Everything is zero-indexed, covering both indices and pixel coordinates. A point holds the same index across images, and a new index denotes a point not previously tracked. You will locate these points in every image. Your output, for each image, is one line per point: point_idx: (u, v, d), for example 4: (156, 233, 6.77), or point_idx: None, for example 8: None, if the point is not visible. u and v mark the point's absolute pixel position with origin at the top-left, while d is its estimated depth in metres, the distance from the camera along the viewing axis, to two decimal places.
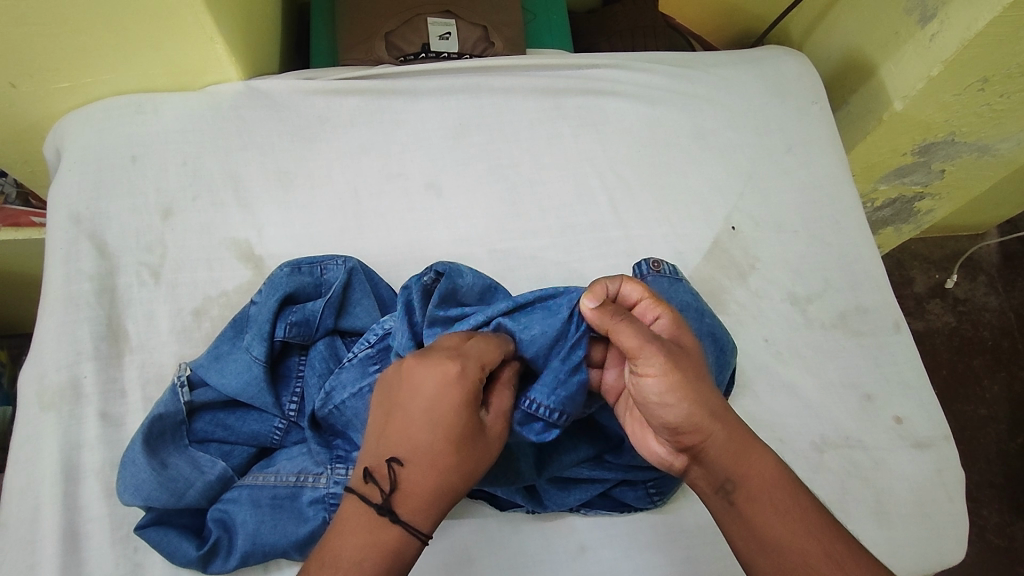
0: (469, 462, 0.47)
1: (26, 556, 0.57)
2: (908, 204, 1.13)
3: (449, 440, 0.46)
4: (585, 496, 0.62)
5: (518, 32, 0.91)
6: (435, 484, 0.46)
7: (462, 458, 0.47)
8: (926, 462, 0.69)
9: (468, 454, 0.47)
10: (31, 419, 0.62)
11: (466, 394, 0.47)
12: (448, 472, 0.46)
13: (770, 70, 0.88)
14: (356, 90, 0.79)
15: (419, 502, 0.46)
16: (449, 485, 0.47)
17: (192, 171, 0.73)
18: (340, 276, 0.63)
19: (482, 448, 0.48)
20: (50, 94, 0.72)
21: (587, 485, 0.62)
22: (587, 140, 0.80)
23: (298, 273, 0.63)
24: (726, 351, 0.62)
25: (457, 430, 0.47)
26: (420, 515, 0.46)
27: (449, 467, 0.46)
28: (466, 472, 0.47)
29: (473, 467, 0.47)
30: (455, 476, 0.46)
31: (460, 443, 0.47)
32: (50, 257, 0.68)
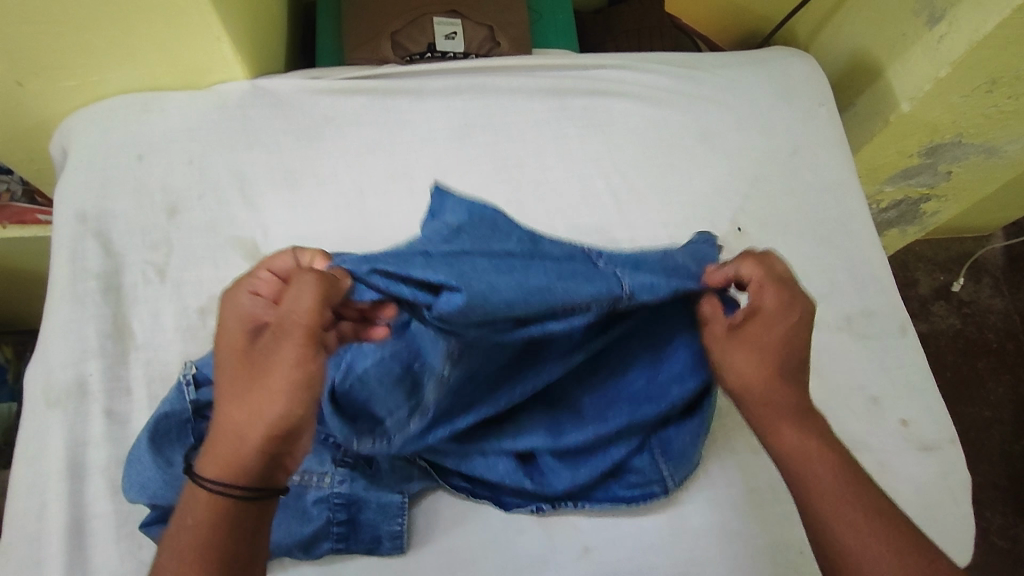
0: (240, 389, 0.47)
1: (32, 553, 0.57)
2: (913, 206, 1.13)
3: (227, 371, 0.48)
4: (598, 468, 0.62)
5: (524, 32, 0.91)
6: (218, 429, 0.47)
7: (233, 388, 0.47)
8: (932, 465, 0.68)
9: (236, 380, 0.47)
10: (37, 416, 0.62)
11: (229, 324, 0.50)
12: (226, 415, 0.46)
13: (776, 71, 0.87)
14: (362, 90, 0.79)
15: (213, 450, 0.47)
16: (229, 419, 0.46)
17: (198, 170, 0.73)
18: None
19: (245, 375, 0.47)
20: (57, 93, 0.73)
21: (598, 458, 0.62)
22: (593, 141, 0.80)
23: None
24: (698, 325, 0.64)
25: (232, 357, 0.48)
26: (211, 460, 0.47)
27: (229, 398, 0.47)
28: (246, 401, 0.46)
29: (245, 398, 0.46)
30: (229, 406, 0.47)
31: (232, 371, 0.47)
32: (56, 255, 0.68)
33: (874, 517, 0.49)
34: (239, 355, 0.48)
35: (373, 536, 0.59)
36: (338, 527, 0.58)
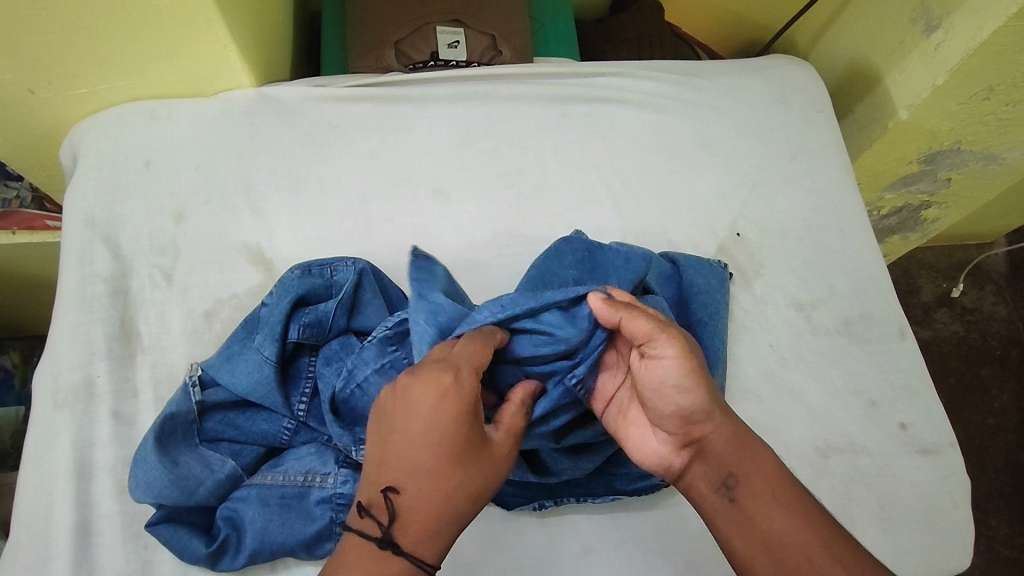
0: (471, 481, 0.46)
1: (39, 552, 0.58)
2: (914, 213, 1.13)
3: (462, 460, 0.46)
4: (596, 461, 0.62)
5: (526, 40, 0.92)
6: (434, 511, 0.45)
7: (459, 476, 0.46)
8: (931, 469, 0.68)
9: (470, 473, 0.46)
10: (45, 417, 0.63)
11: (470, 408, 0.47)
12: (446, 496, 0.45)
13: (774, 78, 0.88)
14: (366, 98, 0.80)
15: (420, 532, 0.45)
16: (456, 505, 0.46)
17: (205, 176, 0.74)
18: (350, 277, 0.64)
19: (479, 461, 0.47)
20: (68, 100, 0.74)
21: (596, 452, 0.62)
22: (593, 147, 0.81)
23: (309, 275, 0.64)
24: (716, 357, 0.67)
25: (426, 432, 0.46)
26: (428, 543, 0.45)
27: (455, 487, 0.46)
28: (477, 493, 0.47)
29: (483, 490, 0.47)
30: (460, 493, 0.46)
31: (462, 463, 0.46)
32: (65, 259, 0.69)
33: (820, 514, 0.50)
34: (471, 443, 0.47)
35: None
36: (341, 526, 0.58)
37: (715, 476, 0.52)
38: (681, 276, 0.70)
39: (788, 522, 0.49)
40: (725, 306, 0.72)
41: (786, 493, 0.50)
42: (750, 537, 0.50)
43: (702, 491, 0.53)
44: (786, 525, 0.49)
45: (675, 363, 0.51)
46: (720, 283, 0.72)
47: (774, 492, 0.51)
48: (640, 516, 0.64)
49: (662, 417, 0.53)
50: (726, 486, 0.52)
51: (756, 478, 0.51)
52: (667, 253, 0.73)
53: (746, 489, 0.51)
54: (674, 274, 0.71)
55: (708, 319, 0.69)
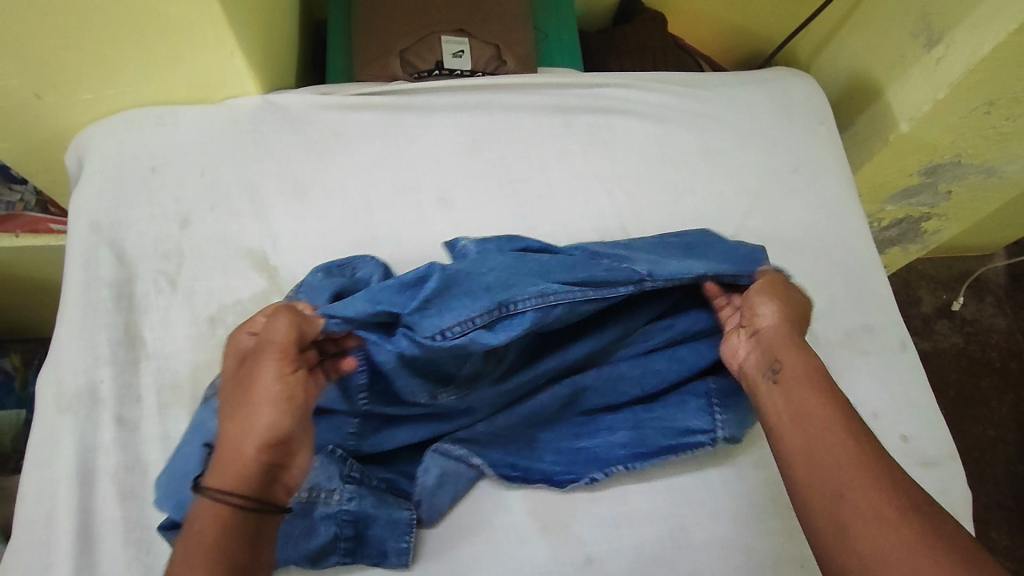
0: (229, 408, 0.52)
1: (40, 557, 0.58)
2: (914, 224, 1.14)
3: (223, 398, 0.54)
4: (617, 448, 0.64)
5: (529, 50, 0.93)
6: (222, 447, 0.51)
7: (224, 406, 0.53)
8: (933, 481, 0.68)
9: (229, 400, 0.53)
10: (48, 421, 0.63)
11: (229, 359, 0.57)
12: (227, 431, 0.51)
13: (776, 91, 0.89)
14: (372, 106, 0.81)
15: (212, 466, 0.50)
16: (222, 433, 0.51)
17: (210, 182, 0.75)
18: (374, 271, 0.67)
19: (234, 393, 0.53)
20: (75, 105, 0.75)
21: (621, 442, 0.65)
22: (596, 157, 0.82)
23: (332, 275, 0.66)
24: None
25: (230, 385, 0.54)
26: (211, 473, 0.50)
27: (221, 419, 0.52)
28: (233, 416, 0.51)
29: (240, 414, 0.51)
30: (226, 421, 0.52)
31: (225, 397, 0.54)
32: (70, 264, 0.70)
33: (896, 491, 0.47)
34: (230, 381, 0.54)
35: (379, 551, 0.58)
36: (344, 542, 0.58)
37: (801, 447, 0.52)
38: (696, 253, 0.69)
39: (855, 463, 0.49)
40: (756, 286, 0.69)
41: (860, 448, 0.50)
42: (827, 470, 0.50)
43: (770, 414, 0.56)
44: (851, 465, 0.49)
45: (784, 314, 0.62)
46: (752, 261, 0.68)
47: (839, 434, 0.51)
48: (644, 527, 0.63)
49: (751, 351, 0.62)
50: (773, 373, 0.58)
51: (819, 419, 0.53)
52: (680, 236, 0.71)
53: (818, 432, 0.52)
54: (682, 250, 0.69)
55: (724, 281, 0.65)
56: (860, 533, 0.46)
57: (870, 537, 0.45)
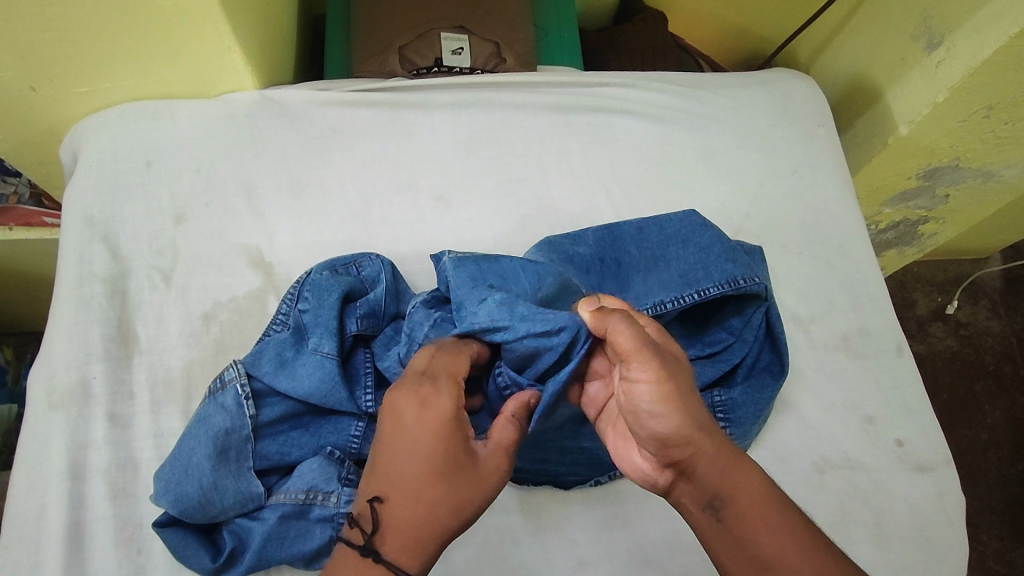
0: (454, 498, 0.47)
1: (31, 554, 0.57)
2: (912, 227, 1.14)
3: (442, 479, 0.47)
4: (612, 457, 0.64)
5: (529, 49, 0.93)
6: (420, 525, 0.46)
7: (431, 488, 0.47)
8: (927, 486, 0.68)
9: (454, 489, 0.47)
10: (40, 418, 0.62)
11: (448, 429, 0.48)
12: (435, 512, 0.47)
13: (777, 93, 0.89)
14: (369, 102, 0.80)
15: (401, 541, 0.46)
16: (434, 518, 0.47)
17: (205, 178, 0.74)
18: (379, 270, 0.66)
19: (454, 480, 0.47)
20: (69, 98, 0.74)
21: None
22: (596, 157, 0.81)
23: (337, 274, 0.65)
24: (772, 374, 0.68)
25: (439, 460, 0.47)
26: (409, 554, 0.46)
27: (435, 502, 0.47)
28: (460, 509, 0.47)
29: (455, 505, 0.47)
30: (442, 509, 0.47)
31: (440, 475, 0.47)
32: (63, 258, 0.69)
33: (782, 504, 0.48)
34: (454, 464, 0.48)
35: None
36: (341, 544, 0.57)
37: (703, 495, 0.49)
38: (681, 250, 0.69)
39: (750, 508, 0.48)
40: (766, 293, 0.68)
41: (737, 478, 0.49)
42: (750, 516, 0.47)
43: (689, 510, 0.50)
44: (751, 514, 0.48)
45: (649, 355, 0.50)
46: (749, 265, 0.68)
47: (731, 458, 0.49)
48: (638, 528, 0.63)
49: (641, 438, 0.51)
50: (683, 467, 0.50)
51: (705, 448, 0.49)
52: (658, 224, 0.71)
53: (729, 502, 0.49)
54: (657, 247, 0.70)
55: (718, 290, 0.66)
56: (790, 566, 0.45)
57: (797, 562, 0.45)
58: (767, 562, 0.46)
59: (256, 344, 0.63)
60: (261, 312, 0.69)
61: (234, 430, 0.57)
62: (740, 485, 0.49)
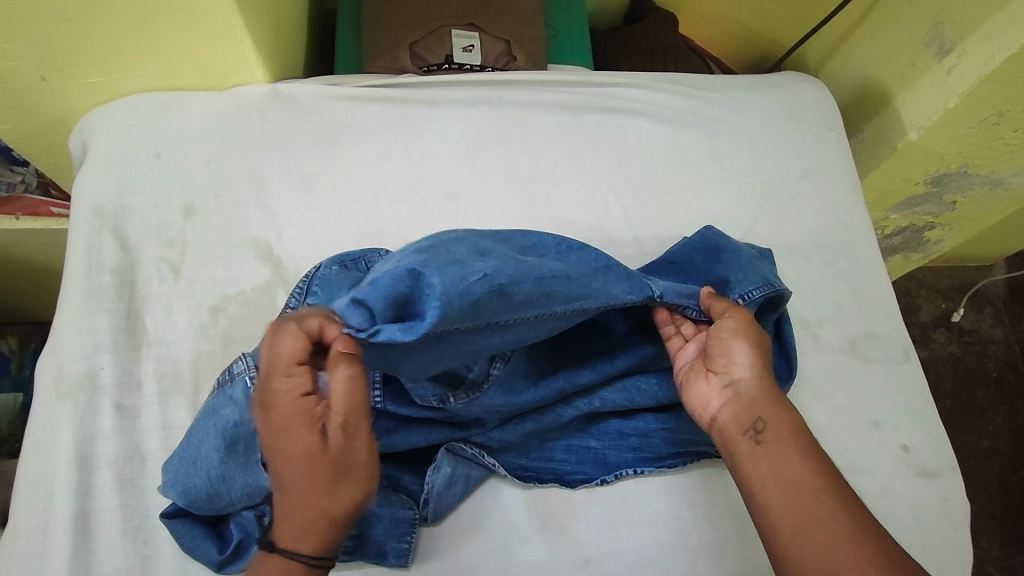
0: (318, 484, 0.47)
1: (37, 542, 0.57)
2: (917, 233, 1.14)
3: (298, 471, 0.47)
4: (618, 459, 0.65)
5: (540, 47, 0.93)
6: (301, 515, 0.48)
7: (294, 484, 0.47)
8: (932, 491, 0.68)
9: (312, 480, 0.47)
10: (47, 407, 0.62)
11: (289, 424, 0.46)
12: (309, 503, 0.47)
13: (787, 96, 0.89)
14: (379, 98, 0.80)
15: (290, 531, 0.48)
16: (310, 506, 0.48)
17: (215, 170, 0.74)
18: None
19: (315, 467, 0.47)
20: (80, 88, 0.74)
21: (623, 452, 0.65)
22: (605, 157, 0.81)
23: (346, 269, 0.66)
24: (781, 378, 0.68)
25: (289, 455, 0.46)
26: (303, 540, 0.48)
27: (302, 492, 0.47)
28: (329, 490, 0.47)
29: (323, 490, 0.47)
30: (310, 495, 0.47)
31: (296, 471, 0.47)
32: (72, 248, 0.69)
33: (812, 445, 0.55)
34: (303, 457, 0.46)
35: (378, 551, 0.57)
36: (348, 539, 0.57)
37: (748, 420, 0.56)
38: (694, 260, 0.69)
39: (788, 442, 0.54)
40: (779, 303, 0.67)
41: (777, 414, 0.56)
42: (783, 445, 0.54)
43: (732, 436, 0.56)
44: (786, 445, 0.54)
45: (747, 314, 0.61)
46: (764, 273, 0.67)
47: (777, 402, 0.57)
48: (644, 528, 0.62)
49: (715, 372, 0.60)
50: (747, 406, 0.57)
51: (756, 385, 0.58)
52: None
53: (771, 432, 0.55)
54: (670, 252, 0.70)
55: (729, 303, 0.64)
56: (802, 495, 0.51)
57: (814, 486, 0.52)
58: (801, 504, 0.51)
59: (265, 337, 0.63)
60: (270, 305, 0.69)
61: (243, 423, 0.56)
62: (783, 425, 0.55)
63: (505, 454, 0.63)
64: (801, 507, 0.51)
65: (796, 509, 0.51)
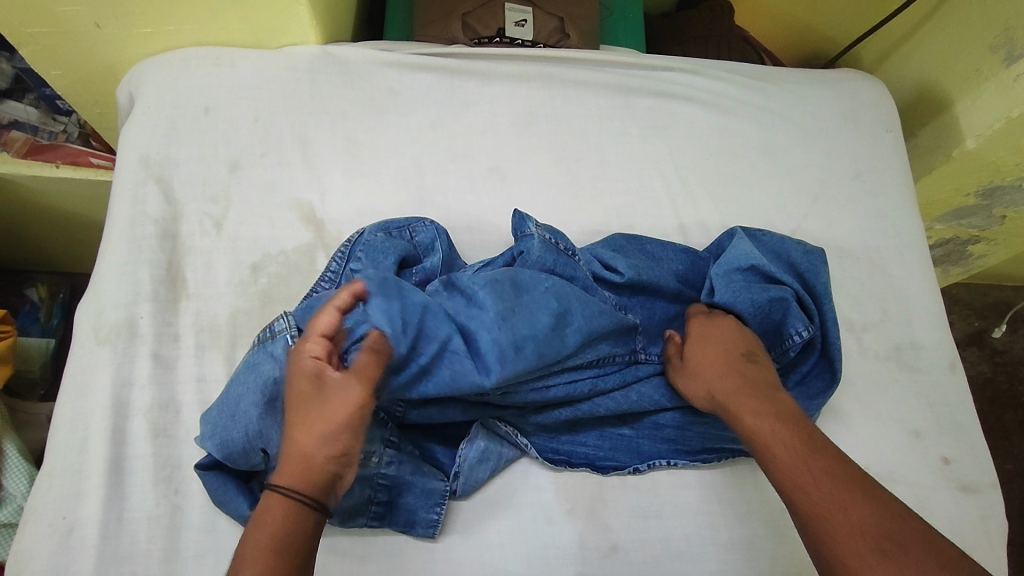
0: (318, 423, 0.48)
1: (69, 484, 0.57)
2: (960, 246, 1.11)
3: (304, 413, 0.49)
4: (649, 454, 0.63)
5: (593, 26, 0.91)
6: (299, 457, 0.48)
7: (303, 425, 0.49)
8: (972, 507, 0.66)
9: (312, 420, 0.48)
10: (86, 352, 0.62)
11: (299, 373, 0.50)
12: (309, 444, 0.48)
13: (846, 93, 0.86)
14: (429, 68, 0.79)
15: (288, 475, 0.48)
16: (307, 448, 0.48)
17: (262, 129, 0.74)
18: (434, 238, 0.65)
19: (318, 412, 0.49)
20: (131, 38, 0.74)
21: (656, 446, 0.64)
22: (654, 142, 0.79)
23: (391, 238, 0.65)
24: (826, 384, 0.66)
25: (303, 399, 0.49)
26: (293, 483, 0.47)
27: (304, 434, 0.48)
28: (325, 433, 0.48)
29: (321, 428, 0.48)
30: (310, 437, 0.48)
31: (304, 412, 0.49)
32: (116, 198, 0.69)
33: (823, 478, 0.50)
34: (311, 398, 0.49)
35: (407, 519, 0.57)
36: (377, 505, 0.56)
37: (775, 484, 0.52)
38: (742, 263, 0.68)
39: (802, 493, 0.50)
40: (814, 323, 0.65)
41: (786, 468, 0.51)
42: (808, 492, 0.49)
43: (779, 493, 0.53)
44: (806, 497, 0.49)
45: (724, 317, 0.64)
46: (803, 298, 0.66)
47: (754, 399, 0.56)
48: (672, 518, 0.61)
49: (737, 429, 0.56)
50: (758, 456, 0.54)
51: (722, 391, 0.58)
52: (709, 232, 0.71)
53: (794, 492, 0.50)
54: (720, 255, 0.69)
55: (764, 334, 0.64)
56: (827, 524, 0.47)
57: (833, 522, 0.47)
58: (816, 508, 0.48)
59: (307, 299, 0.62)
60: (310, 267, 0.69)
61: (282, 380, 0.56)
62: (760, 426, 0.55)
63: (538, 436, 0.62)
64: (824, 515, 0.48)
65: (810, 515, 0.49)
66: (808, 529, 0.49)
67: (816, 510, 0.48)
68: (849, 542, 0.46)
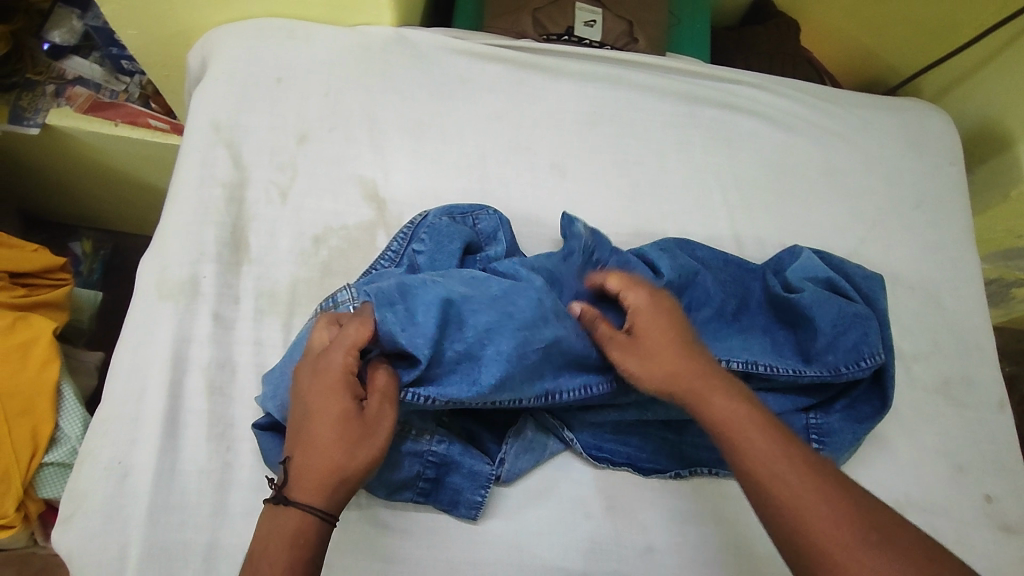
0: (345, 439, 0.49)
1: (126, 431, 0.59)
2: (1005, 288, 1.09)
3: (333, 429, 0.50)
4: (692, 460, 0.64)
5: (660, 33, 0.91)
6: (321, 472, 0.49)
7: (328, 440, 0.49)
8: (1011, 547, 0.66)
9: (340, 439, 0.49)
10: (149, 305, 0.63)
11: (330, 385, 0.51)
12: (333, 460, 0.49)
13: (911, 121, 0.85)
14: (499, 59, 0.80)
15: (305, 486, 0.49)
16: (332, 463, 0.49)
17: (332, 104, 0.75)
18: (497, 227, 0.66)
19: (349, 429, 0.50)
20: (212, 4, 0.75)
21: (699, 454, 0.64)
22: (715, 153, 0.79)
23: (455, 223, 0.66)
24: (874, 410, 0.66)
25: (334, 414, 0.50)
26: (314, 495, 0.49)
27: (328, 450, 0.49)
28: (354, 451, 0.49)
29: (354, 448, 0.49)
30: (335, 453, 0.49)
31: (332, 428, 0.50)
32: (185, 158, 0.70)
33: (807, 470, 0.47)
34: (342, 417, 0.50)
35: (451, 498, 0.58)
36: (424, 481, 0.58)
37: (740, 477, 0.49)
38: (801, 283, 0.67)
39: (781, 488, 0.47)
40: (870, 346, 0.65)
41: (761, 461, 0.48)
42: (788, 486, 0.47)
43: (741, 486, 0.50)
44: (782, 490, 0.47)
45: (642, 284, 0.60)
46: (862, 322, 0.65)
47: (717, 382, 0.53)
48: (710, 526, 0.61)
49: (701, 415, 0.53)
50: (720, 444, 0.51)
51: (682, 372, 0.54)
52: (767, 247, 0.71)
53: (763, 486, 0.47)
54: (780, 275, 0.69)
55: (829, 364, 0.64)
56: (806, 518, 0.45)
57: (808, 520, 0.45)
58: (788, 500, 0.46)
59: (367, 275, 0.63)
60: (370, 244, 0.70)
61: None
62: (727, 412, 0.51)
63: (584, 432, 0.62)
64: (793, 505, 0.46)
65: (783, 505, 0.46)
66: (782, 522, 0.46)
67: (791, 508, 0.46)
68: (829, 536, 0.44)
